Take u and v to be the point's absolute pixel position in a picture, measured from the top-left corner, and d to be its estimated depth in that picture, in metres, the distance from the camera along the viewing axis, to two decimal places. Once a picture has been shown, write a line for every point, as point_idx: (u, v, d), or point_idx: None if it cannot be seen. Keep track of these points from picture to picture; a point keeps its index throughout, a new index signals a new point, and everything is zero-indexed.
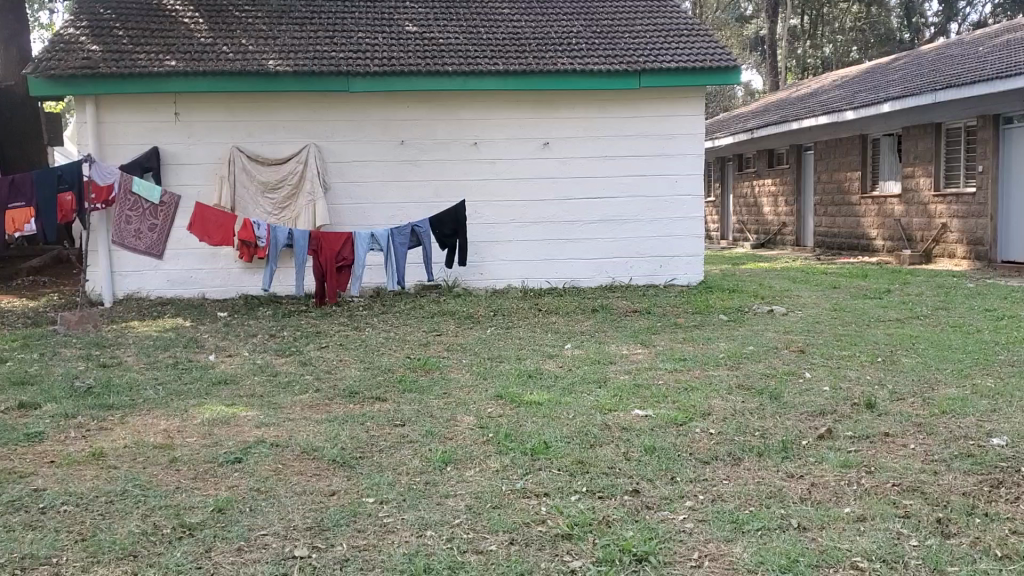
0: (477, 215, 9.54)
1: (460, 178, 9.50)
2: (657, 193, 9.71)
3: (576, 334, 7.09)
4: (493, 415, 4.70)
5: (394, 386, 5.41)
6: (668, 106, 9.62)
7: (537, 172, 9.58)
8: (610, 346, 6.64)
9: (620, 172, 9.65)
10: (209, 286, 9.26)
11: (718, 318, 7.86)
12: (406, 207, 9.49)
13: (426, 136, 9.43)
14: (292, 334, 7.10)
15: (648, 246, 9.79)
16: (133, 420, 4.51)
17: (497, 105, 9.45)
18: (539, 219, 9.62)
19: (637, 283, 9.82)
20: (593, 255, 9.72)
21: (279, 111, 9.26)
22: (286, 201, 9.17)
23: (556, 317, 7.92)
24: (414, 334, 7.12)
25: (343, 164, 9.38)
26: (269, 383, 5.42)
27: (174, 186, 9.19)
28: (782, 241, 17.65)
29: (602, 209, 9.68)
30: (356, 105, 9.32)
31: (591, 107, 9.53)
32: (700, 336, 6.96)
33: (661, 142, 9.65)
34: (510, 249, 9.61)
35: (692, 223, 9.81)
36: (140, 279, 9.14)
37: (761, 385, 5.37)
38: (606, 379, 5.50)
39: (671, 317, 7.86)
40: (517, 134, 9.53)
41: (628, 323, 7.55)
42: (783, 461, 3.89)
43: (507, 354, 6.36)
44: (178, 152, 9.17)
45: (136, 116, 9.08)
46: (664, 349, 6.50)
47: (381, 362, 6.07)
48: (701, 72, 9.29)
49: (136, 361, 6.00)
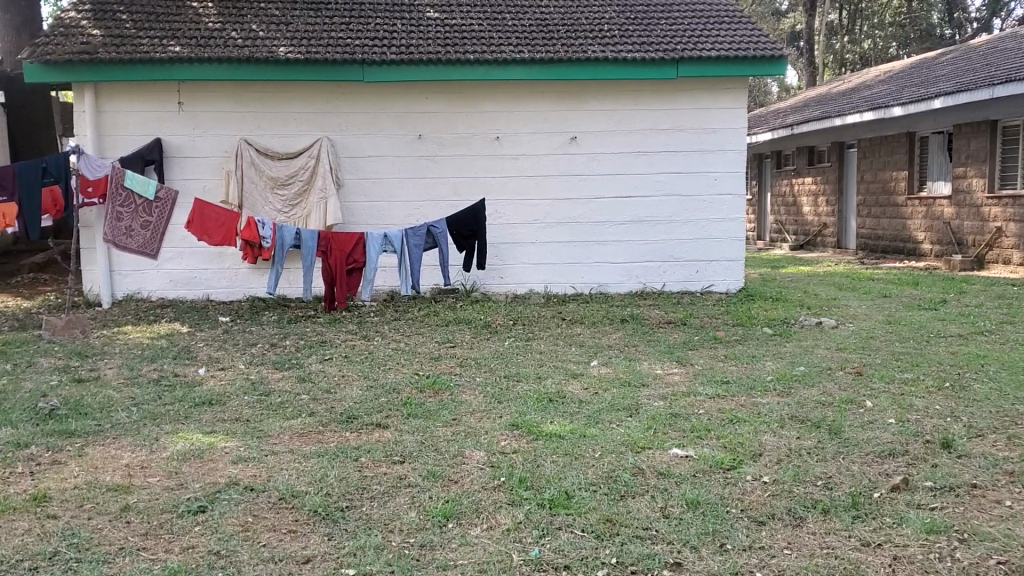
0: (498, 215, 8.91)
1: (480, 175, 8.87)
2: (694, 192, 9.02)
3: (604, 349, 6.44)
4: (507, 451, 4.07)
5: (399, 409, 4.78)
6: (707, 98, 8.91)
7: (563, 169, 8.92)
8: (643, 365, 5.98)
9: (654, 169, 8.97)
10: (213, 288, 8.71)
11: (761, 332, 7.18)
12: (424, 206, 8.88)
13: (445, 129, 8.81)
14: (295, 344, 6.49)
15: (684, 250, 9.10)
16: (92, 453, 3.94)
17: (522, 96, 8.80)
18: (565, 220, 8.97)
19: (671, 290, 9.14)
20: (622, 259, 9.06)
21: (288, 102, 8.67)
22: (298, 197, 8.57)
23: (582, 327, 7.27)
24: (426, 345, 6.50)
25: (357, 159, 8.78)
26: (259, 404, 4.82)
27: (177, 181, 8.64)
28: (822, 243, 16.88)
29: (634, 209, 9.00)
30: (371, 96, 8.71)
31: (623, 100, 8.86)
32: (743, 355, 6.28)
33: (699, 137, 8.95)
34: (533, 252, 8.97)
35: (732, 225, 9.10)
36: (141, 279, 8.61)
37: (816, 417, 4.72)
38: (638, 408, 4.85)
39: (708, 330, 7.18)
40: (544, 128, 8.87)
41: (662, 337, 6.88)
42: (854, 523, 3.21)
43: (527, 372, 5.72)
44: (183, 145, 8.62)
45: (138, 106, 8.54)
46: (703, 370, 5.83)
47: (388, 379, 5.45)
48: (741, 62, 8.60)
49: (117, 376, 5.44)
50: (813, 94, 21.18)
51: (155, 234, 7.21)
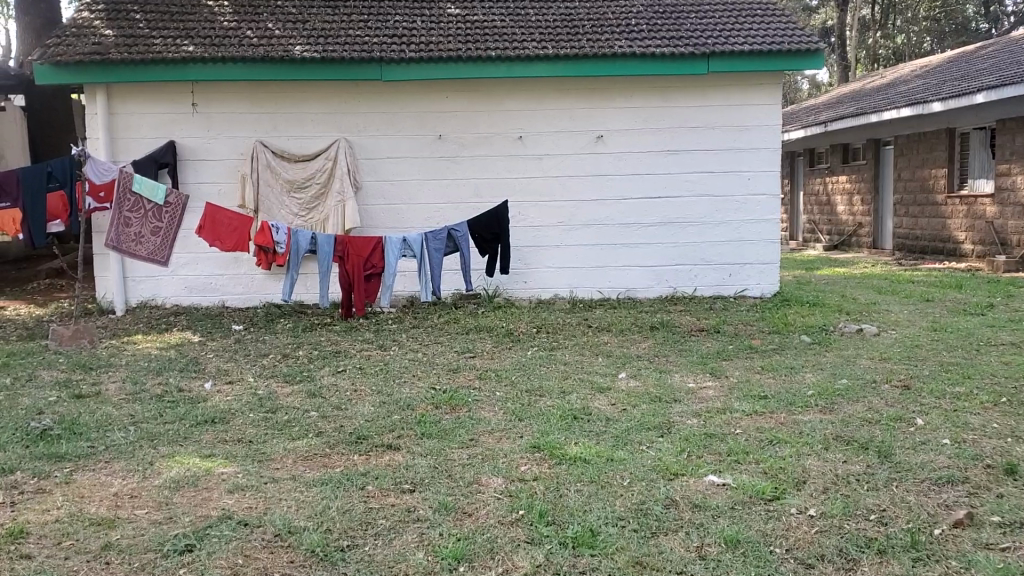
0: (522, 217, 8.58)
1: (502, 176, 8.55)
2: (725, 192, 8.64)
3: (632, 360, 6.09)
4: (527, 477, 3.74)
5: (412, 428, 4.47)
6: (739, 93, 8.53)
7: (589, 169, 8.57)
8: (675, 377, 5.62)
9: (684, 169, 8.60)
10: (228, 294, 8.46)
11: (799, 340, 6.80)
12: (445, 208, 8.57)
13: (467, 129, 8.51)
14: (308, 354, 6.21)
15: (715, 252, 8.72)
16: (79, 480, 3.66)
17: (545, 94, 8.47)
18: (591, 222, 8.63)
19: (702, 294, 8.77)
20: (651, 262, 8.70)
21: (304, 102, 8.40)
22: (315, 200, 8.30)
23: (609, 335, 6.93)
24: (445, 355, 6.19)
25: (376, 161, 8.49)
26: (264, 423, 4.52)
27: (191, 184, 8.40)
28: (857, 243, 16.40)
29: (663, 210, 8.64)
30: (390, 96, 8.42)
31: (651, 96, 8.51)
32: (782, 367, 5.90)
33: (732, 135, 8.58)
34: (558, 255, 8.64)
35: (767, 226, 8.71)
36: (154, 285, 8.39)
37: (863, 437, 4.35)
38: (670, 428, 4.51)
39: (742, 338, 6.81)
40: (569, 127, 8.53)
41: (694, 346, 6.52)
42: (915, 569, 2.85)
43: (550, 385, 5.39)
44: (197, 147, 8.37)
45: (151, 107, 8.31)
46: (738, 384, 5.47)
47: (403, 393, 5.14)
48: (776, 56, 8.22)
49: (118, 391, 5.17)
50: (846, 91, 20.67)
51: (165, 241, 6.84)
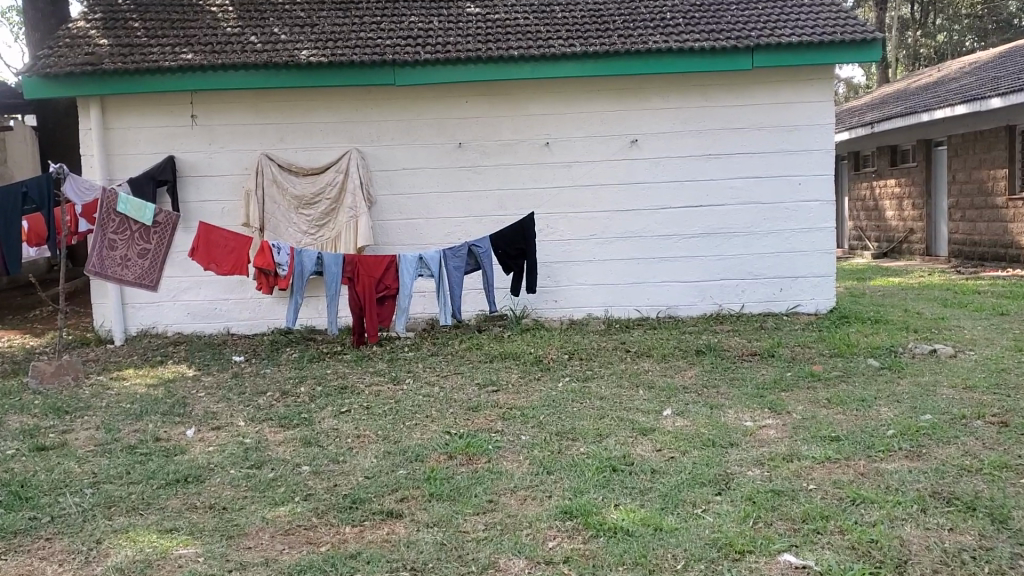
0: (550, 231, 7.86)
1: (529, 186, 7.84)
2: (774, 199, 7.85)
3: (678, 392, 5.33)
4: (557, 558, 3.01)
5: (419, 487, 3.75)
6: (788, 91, 7.76)
7: (624, 177, 7.83)
8: (728, 415, 4.86)
9: (727, 174, 7.83)
10: (234, 320, 7.82)
11: (866, 366, 5.99)
12: (467, 222, 7.87)
13: (489, 136, 7.81)
14: (311, 390, 5.51)
15: (765, 265, 7.93)
16: (6, 568, 2.98)
17: (574, 96, 7.75)
18: (627, 234, 7.89)
19: (750, 312, 7.97)
20: (693, 277, 7.93)
21: (312, 111, 7.74)
22: (325, 217, 7.60)
23: (650, 362, 6.17)
24: (464, 389, 5.47)
25: (391, 173, 7.81)
26: (246, 483, 3.83)
27: (193, 203, 7.77)
28: (909, 250, 15.49)
29: (705, 220, 7.87)
30: (405, 102, 7.74)
31: (691, 95, 7.75)
32: (852, 400, 5.09)
33: (781, 136, 7.80)
34: (591, 271, 7.90)
35: (821, 236, 7.91)
36: (155, 312, 7.77)
37: (969, 492, 3.56)
38: (729, 484, 3.76)
39: (801, 364, 6.01)
40: (600, 131, 7.80)
41: (747, 373, 5.75)
42: None
43: (584, 426, 4.64)
44: (198, 162, 7.75)
45: (149, 120, 7.71)
46: (804, 423, 4.68)
47: (413, 439, 4.43)
48: (827, 47, 7.44)
49: (87, 441, 4.50)
50: (890, 90, 19.69)
51: (154, 263, 6.22)
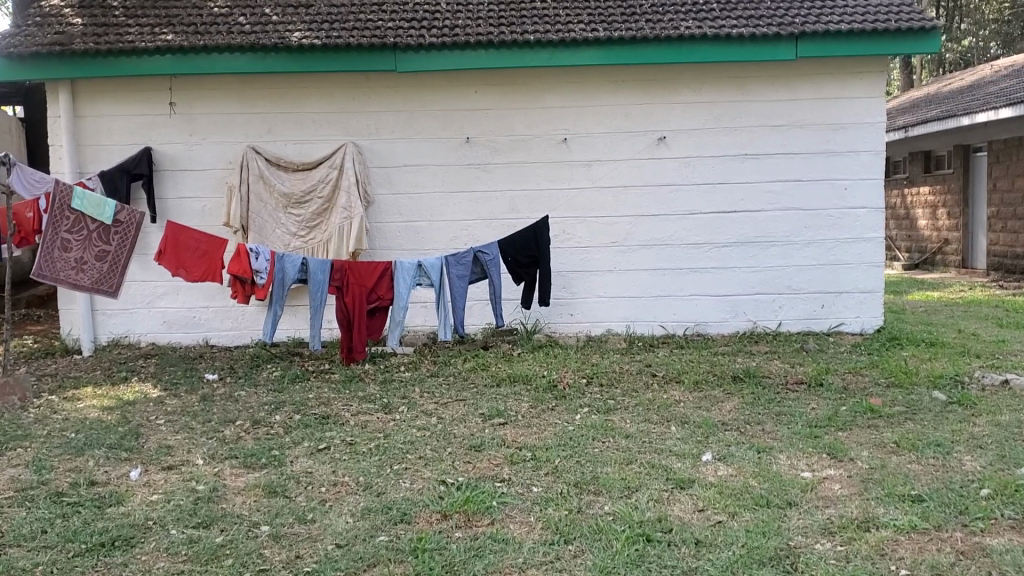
0: (568, 236, 7.07)
1: (543, 187, 7.05)
2: (817, 205, 7.05)
3: (716, 430, 4.52)
4: None
5: (403, 562, 2.96)
6: (834, 85, 6.94)
7: (649, 178, 7.04)
8: (780, 463, 4.05)
9: (765, 176, 7.03)
10: (214, 331, 7.06)
11: (931, 400, 5.16)
12: (474, 226, 7.09)
13: (500, 131, 7.02)
14: (288, 419, 4.73)
15: (806, 278, 7.12)
16: None
17: (596, 87, 6.96)
18: (652, 242, 7.10)
19: (788, 330, 7.16)
20: (725, 291, 7.13)
21: (305, 100, 6.97)
22: (316, 218, 6.82)
23: (681, 390, 5.37)
24: (466, 421, 4.67)
25: (391, 170, 7.04)
26: (187, 551, 3.06)
27: (171, 200, 7.02)
28: (944, 261, 14.65)
29: (739, 228, 7.08)
30: (407, 92, 6.97)
31: (726, 88, 6.96)
32: (927, 444, 4.27)
33: (826, 135, 6.99)
34: (611, 282, 7.12)
35: (868, 246, 7.09)
36: (128, 320, 7.02)
37: None
38: (797, 565, 2.97)
39: (856, 397, 5.20)
40: (624, 127, 7.01)
41: (795, 408, 4.94)
42: None
43: (609, 475, 3.84)
44: (178, 156, 6.99)
45: (125, 108, 6.95)
46: (874, 476, 3.87)
47: (400, 490, 3.64)
48: (881, 37, 6.61)
49: (8, 484, 3.72)
50: (921, 93, 18.80)
51: (114, 266, 5.49)
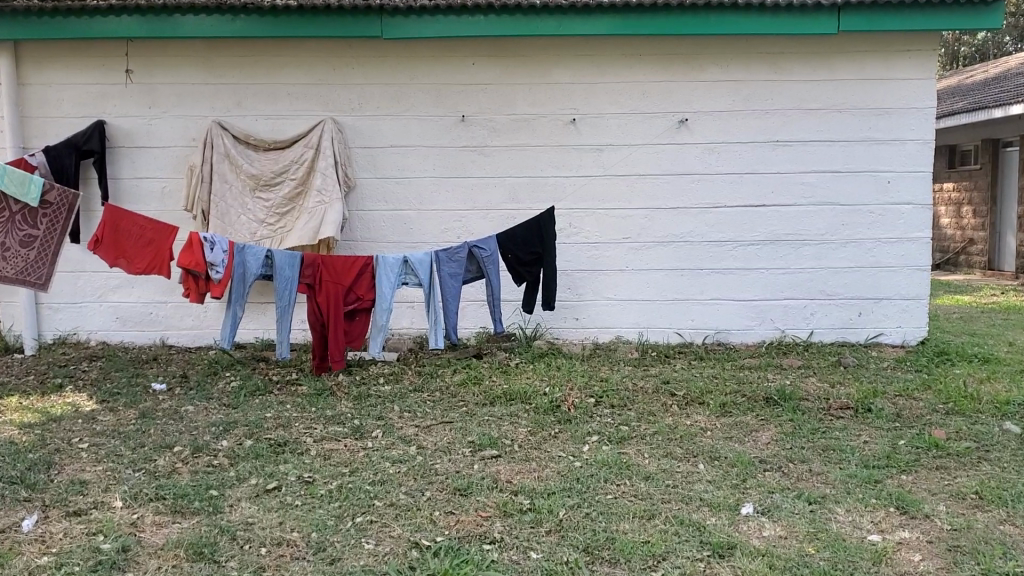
0: (574, 230, 6.27)
1: (548, 173, 6.24)
2: (858, 199, 6.23)
3: (754, 472, 3.72)
4: None
5: None
6: (880, 63, 6.11)
7: (667, 165, 6.23)
8: (840, 521, 3.25)
9: (799, 167, 6.21)
10: (173, 329, 6.25)
11: (1002, 432, 4.35)
12: (469, 217, 6.28)
13: (499, 109, 6.20)
14: (237, 446, 3.93)
15: (844, 283, 6.32)
16: None
17: (610, 61, 6.14)
18: (669, 238, 6.29)
19: (821, 340, 6.36)
20: (750, 295, 6.33)
21: (279, 70, 6.15)
22: (289, 203, 5.99)
23: (705, 414, 4.57)
24: (451, 453, 3.87)
25: (376, 151, 6.22)
26: None
27: (127, 180, 6.21)
28: (968, 262, 13.85)
29: (768, 223, 6.26)
30: (396, 63, 6.15)
31: (757, 65, 6.14)
32: (1017, 497, 3.46)
33: (870, 120, 6.17)
34: (622, 283, 6.32)
35: (914, 247, 6.26)
36: (77, 316, 6.21)
37: None
38: None
39: (913, 428, 4.38)
40: (640, 107, 6.19)
41: (844, 442, 4.14)
42: None
43: (628, 536, 3.03)
44: (135, 131, 6.17)
45: (75, 75, 6.12)
46: (962, 543, 3.06)
47: (360, 556, 2.84)
48: (940, 9, 5.75)
49: None
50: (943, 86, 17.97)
51: (41, 255, 4.71)
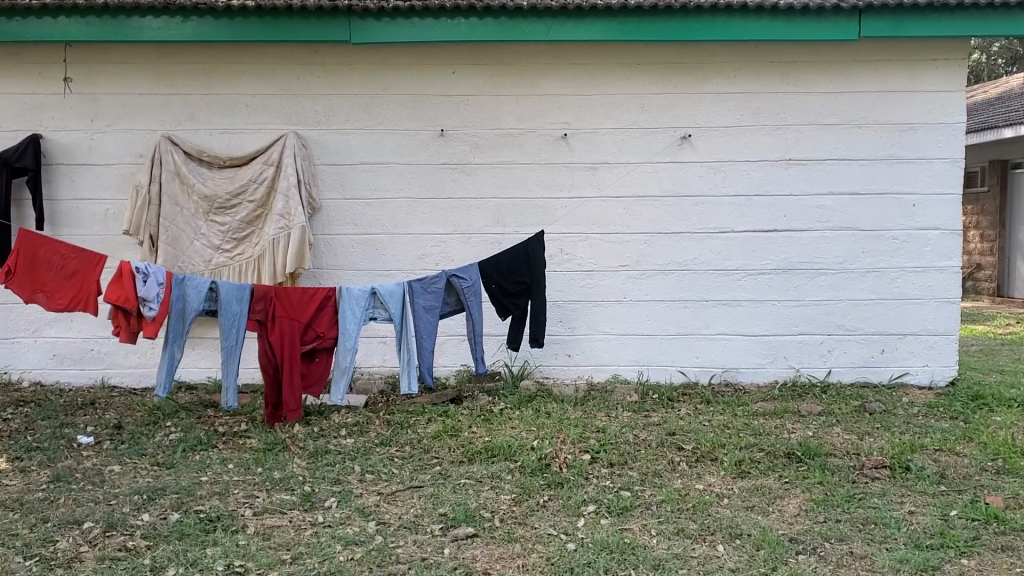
0: (566, 258, 5.64)
1: (537, 194, 5.61)
2: (880, 224, 5.61)
3: (786, 557, 3.06)
4: None
5: None
6: (904, 73, 5.52)
7: (668, 186, 5.61)
8: None
9: (815, 188, 5.60)
10: (116, 367, 5.57)
11: None
12: (449, 243, 5.63)
13: (482, 123, 5.57)
14: (159, 522, 3.25)
15: (865, 317, 5.69)
16: None
17: (605, 69, 5.53)
18: (671, 266, 5.65)
19: (839, 380, 5.73)
20: (760, 330, 5.70)
21: (237, 79, 5.52)
22: (246, 227, 5.33)
23: (719, 475, 3.92)
24: (418, 531, 3.20)
25: (344, 168, 5.59)
26: None
27: (66, 202, 5.55)
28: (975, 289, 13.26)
29: (781, 250, 5.64)
30: (368, 70, 5.52)
31: (769, 75, 5.54)
32: None
33: (893, 136, 5.56)
34: (619, 317, 5.68)
35: (942, 277, 5.64)
36: (8, 353, 5.53)
37: None
38: None
39: (963, 493, 3.74)
40: (639, 120, 5.57)
41: (886, 513, 3.49)
42: None
43: None
44: (76, 146, 5.52)
45: (8, 84, 5.47)
46: None
47: None
48: (970, 12, 5.16)
49: None
50: None
51: None
